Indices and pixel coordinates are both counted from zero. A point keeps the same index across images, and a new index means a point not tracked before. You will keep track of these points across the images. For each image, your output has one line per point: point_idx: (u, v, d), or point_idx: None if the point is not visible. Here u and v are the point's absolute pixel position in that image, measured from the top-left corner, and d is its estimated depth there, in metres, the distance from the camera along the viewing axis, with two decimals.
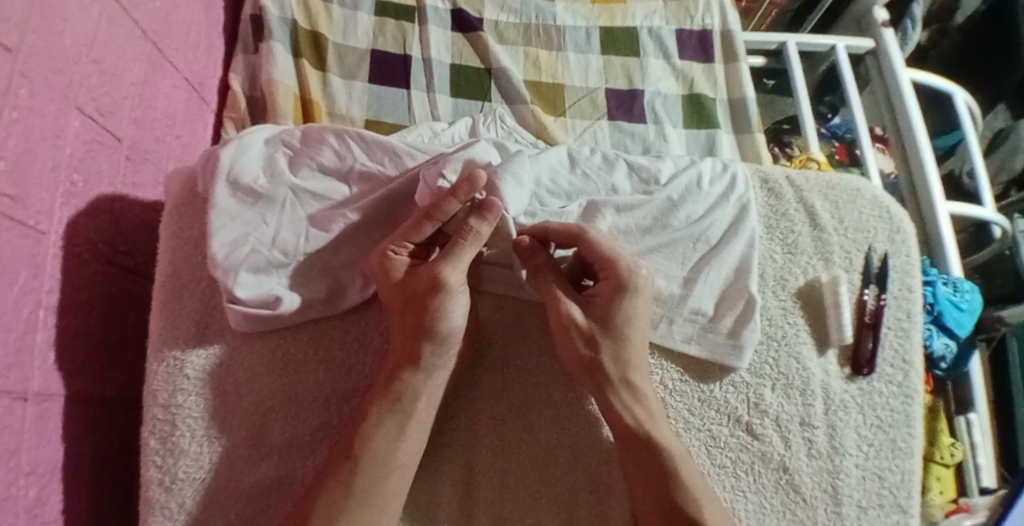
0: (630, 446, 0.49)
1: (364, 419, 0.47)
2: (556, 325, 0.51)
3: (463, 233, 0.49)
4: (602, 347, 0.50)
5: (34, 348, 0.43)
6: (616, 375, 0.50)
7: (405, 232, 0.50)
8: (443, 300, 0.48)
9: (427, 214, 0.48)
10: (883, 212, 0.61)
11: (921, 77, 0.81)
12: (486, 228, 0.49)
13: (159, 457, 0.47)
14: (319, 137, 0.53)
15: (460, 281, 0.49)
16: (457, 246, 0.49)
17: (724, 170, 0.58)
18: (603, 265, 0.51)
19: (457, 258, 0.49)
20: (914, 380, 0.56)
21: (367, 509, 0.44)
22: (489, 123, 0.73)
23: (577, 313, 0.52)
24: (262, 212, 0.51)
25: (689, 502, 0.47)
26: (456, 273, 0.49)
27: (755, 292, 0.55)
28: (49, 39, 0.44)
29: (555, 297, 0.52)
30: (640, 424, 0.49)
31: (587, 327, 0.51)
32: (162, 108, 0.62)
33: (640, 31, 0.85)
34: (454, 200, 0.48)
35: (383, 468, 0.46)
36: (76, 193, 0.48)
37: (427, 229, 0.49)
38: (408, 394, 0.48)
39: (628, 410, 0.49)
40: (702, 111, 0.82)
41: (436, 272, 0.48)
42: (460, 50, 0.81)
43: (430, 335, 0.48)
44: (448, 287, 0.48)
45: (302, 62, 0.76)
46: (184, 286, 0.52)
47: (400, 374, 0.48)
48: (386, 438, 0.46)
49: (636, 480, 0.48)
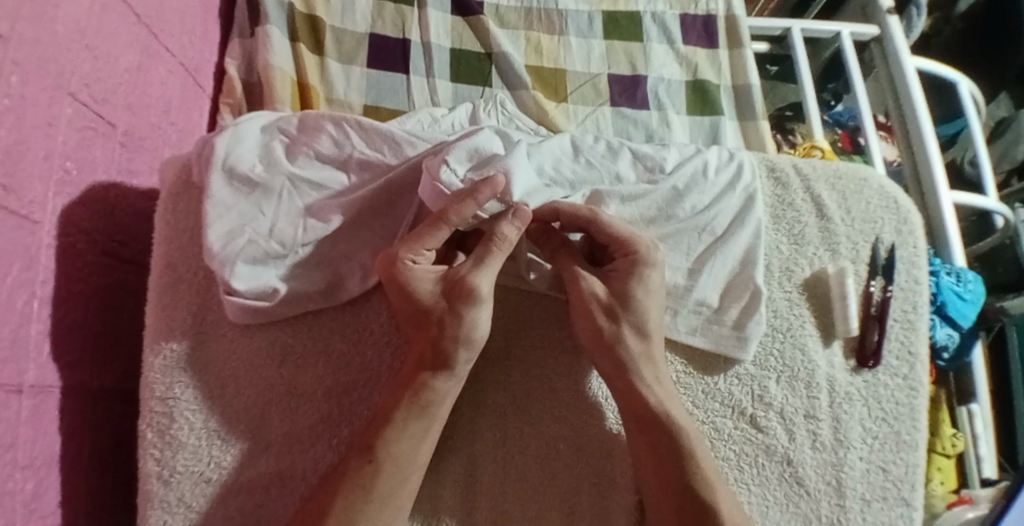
0: (640, 433, 0.48)
1: (386, 421, 0.45)
2: (576, 302, 0.50)
3: (492, 239, 0.47)
4: (620, 319, 0.50)
5: (28, 341, 0.42)
6: (636, 351, 0.50)
7: (415, 236, 0.47)
8: (474, 310, 0.47)
9: (440, 218, 0.46)
10: (890, 202, 0.60)
11: (925, 64, 0.80)
12: (512, 233, 0.47)
13: (157, 450, 0.47)
14: (317, 124, 0.52)
15: (490, 289, 0.47)
16: (486, 252, 0.47)
17: (730, 158, 0.57)
18: (613, 242, 0.50)
19: (487, 266, 0.47)
20: (919, 372, 0.56)
21: (385, 509, 0.44)
22: (490, 109, 0.71)
23: (597, 287, 0.51)
24: (259, 202, 0.50)
25: (711, 492, 0.46)
26: (485, 280, 0.47)
27: (761, 284, 0.54)
28: (41, 24, 0.42)
29: (574, 279, 0.51)
30: (661, 403, 0.48)
31: (608, 301, 0.50)
32: (157, 94, 0.60)
33: (643, 16, 0.83)
34: (472, 203, 0.45)
35: (404, 468, 0.45)
36: (70, 182, 0.47)
37: (445, 235, 0.47)
38: (434, 398, 0.46)
39: (649, 388, 0.49)
40: (706, 98, 0.80)
41: (466, 283, 0.47)
42: (460, 35, 0.80)
43: (460, 344, 0.47)
44: (480, 297, 0.47)
45: (299, 47, 0.74)
46: (180, 278, 0.51)
47: (424, 379, 0.47)
48: (409, 440, 0.45)
49: (648, 469, 0.48)
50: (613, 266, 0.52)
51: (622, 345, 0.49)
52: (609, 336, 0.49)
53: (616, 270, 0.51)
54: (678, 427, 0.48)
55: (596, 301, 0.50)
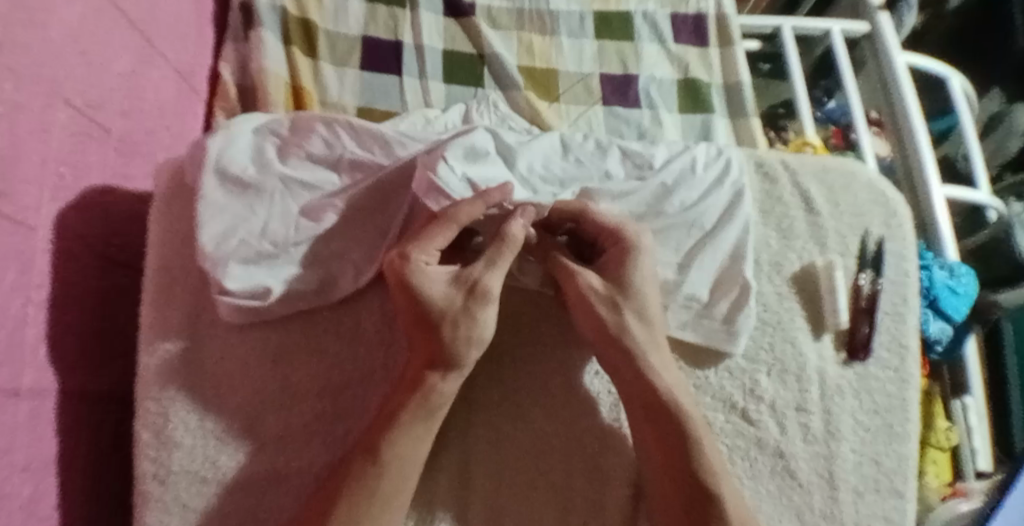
0: (650, 423, 0.49)
1: (393, 421, 0.46)
2: (575, 296, 0.50)
3: (501, 239, 0.47)
4: (623, 309, 0.50)
5: (24, 344, 0.42)
6: (643, 339, 0.50)
7: (423, 237, 0.47)
8: (485, 309, 0.47)
9: (448, 217, 0.46)
10: (878, 196, 0.61)
11: (916, 60, 0.80)
12: (520, 232, 0.48)
13: (153, 450, 0.47)
14: (308, 126, 0.52)
15: (500, 286, 0.48)
16: (496, 251, 0.48)
17: (718, 155, 0.58)
18: (605, 235, 0.51)
19: (499, 266, 0.48)
20: (910, 364, 0.56)
21: (385, 508, 0.44)
22: (483, 110, 0.72)
23: (594, 280, 0.51)
24: (251, 203, 0.50)
25: (706, 485, 0.46)
26: (496, 278, 0.48)
27: (750, 278, 0.55)
28: (35, 32, 0.43)
29: (570, 274, 0.50)
30: (670, 389, 0.49)
31: (606, 293, 0.50)
32: (152, 99, 0.61)
33: (635, 15, 0.84)
34: (482, 204, 0.46)
35: (404, 469, 0.45)
36: (65, 186, 0.48)
37: (452, 234, 0.47)
38: (441, 401, 0.47)
39: (660, 376, 0.49)
40: (698, 96, 0.81)
41: (478, 282, 0.47)
42: (452, 36, 0.80)
43: (471, 344, 0.48)
44: (490, 296, 0.47)
45: (292, 50, 0.75)
46: (174, 280, 0.52)
47: (430, 380, 0.47)
48: (412, 440, 0.46)
49: (654, 464, 0.49)
50: (605, 259, 0.52)
51: (627, 337, 0.50)
52: (611, 327, 0.50)
53: (609, 262, 0.51)
54: (674, 420, 0.48)
55: (595, 295, 0.50)
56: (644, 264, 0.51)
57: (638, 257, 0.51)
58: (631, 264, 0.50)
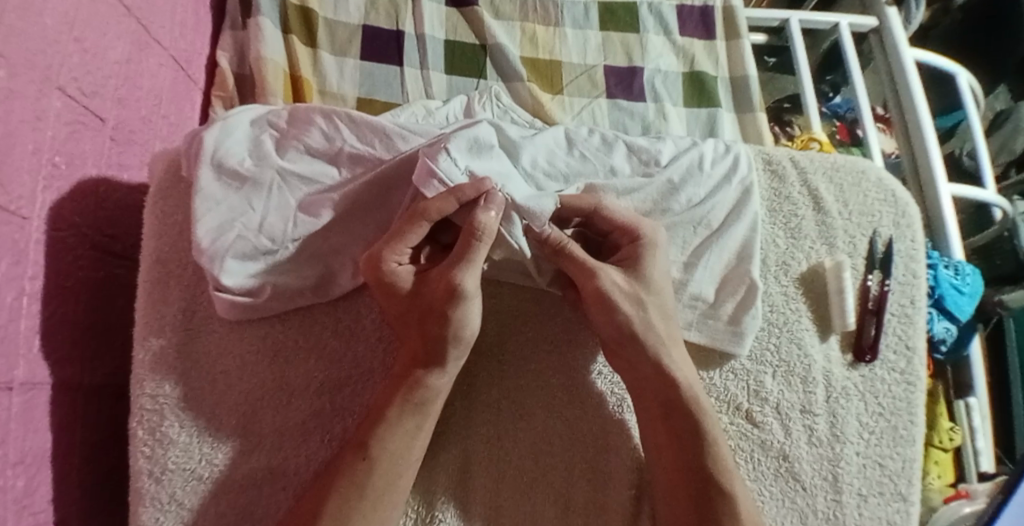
0: (661, 421, 0.48)
1: (380, 418, 0.45)
2: (594, 295, 0.48)
3: (475, 232, 0.44)
4: (639, 304, 0.49)
5: (18, 337, 0.41)
6: (663, 333, 0.49)
7: (395, 237, 0.46)
8: (462, 308, 0.45)
9: (418, 213, 0.45)
10: (888, 195, 0.60)
11: (924, 56, 0.79)
12: (493, 221, 0.44)
13: (148, 446, 0.46)
14: (307, 118, 0.51)
15: (477, 285, 0.45)
16: (468, 248, 0.44)
17: (727, 151, 0.57)
18: (620, 232, 0.50)
19: (471, 264, 0.44)
20: (916, 366, 0.55)
21: (379, 508, 0.44)
22: (485, 101, 0.69)
23: (615, 276, 0.49)
24: (248, 197, 0.49)
25: (713, 483, 0.46)
26: (472, 278, 0.45)
27: (757, 277, 0.54)
28: (28, 18, 0.41)
29: (590, 273, 0.48)
30: (678, 387, 0.48)
31: (627, 289, 0.49)
32: (148, 87, 0.60)
33: (641, 7, 0.82)
34: (453, 201, 0.44)
35: (397, 465, 0.45)
36: (59, 176, 0.46)
37: (424, 229, 0.45)
38: (428, 395, 0.46)
39: (671, 374, 0.49)
40: (704, 89, 0.80)
41: (451, 282, 0.44)
42: (454, 26, 0.79)
43: (448, 344, 0.46)
44: (468, 293, 0.45)
45: (291, 38, 0.73)
46: (169, 275, 0.50)
47: (417, 376, 0.46)
48: (400, 437, 0.45)
49: (660, 465, 0.48)
50: (620, 255, 0.51)
51: (643, 333, 0.49)
52: (627, 324, 0.48)
53: (625, 259, 0.50)
54: (680, 420, 0.48)
55: (618, 292, 0.48)
56: (661, 259, 0.50)
57: (654, 253, 0.50)
58: (648, 260, 0.50)
